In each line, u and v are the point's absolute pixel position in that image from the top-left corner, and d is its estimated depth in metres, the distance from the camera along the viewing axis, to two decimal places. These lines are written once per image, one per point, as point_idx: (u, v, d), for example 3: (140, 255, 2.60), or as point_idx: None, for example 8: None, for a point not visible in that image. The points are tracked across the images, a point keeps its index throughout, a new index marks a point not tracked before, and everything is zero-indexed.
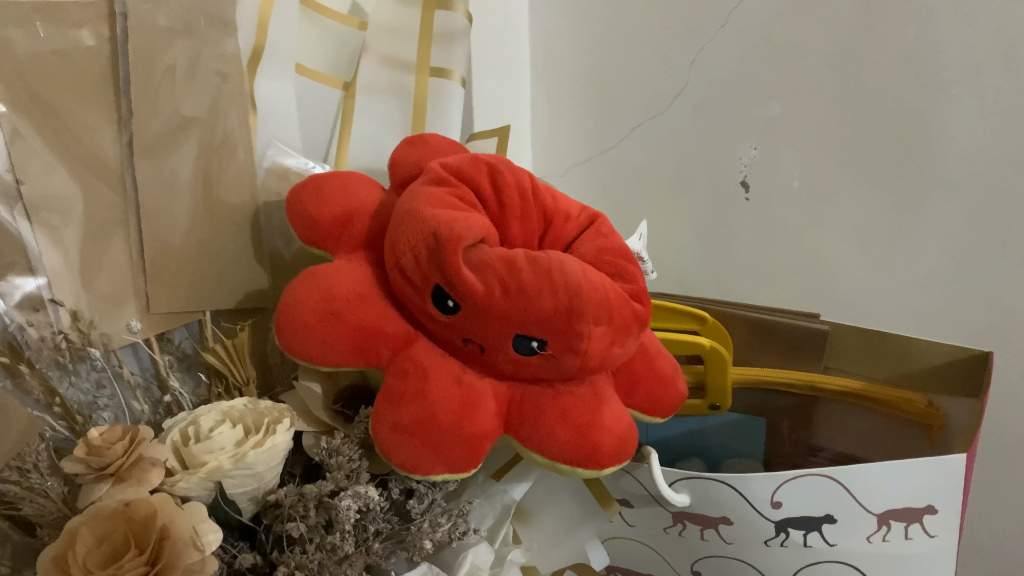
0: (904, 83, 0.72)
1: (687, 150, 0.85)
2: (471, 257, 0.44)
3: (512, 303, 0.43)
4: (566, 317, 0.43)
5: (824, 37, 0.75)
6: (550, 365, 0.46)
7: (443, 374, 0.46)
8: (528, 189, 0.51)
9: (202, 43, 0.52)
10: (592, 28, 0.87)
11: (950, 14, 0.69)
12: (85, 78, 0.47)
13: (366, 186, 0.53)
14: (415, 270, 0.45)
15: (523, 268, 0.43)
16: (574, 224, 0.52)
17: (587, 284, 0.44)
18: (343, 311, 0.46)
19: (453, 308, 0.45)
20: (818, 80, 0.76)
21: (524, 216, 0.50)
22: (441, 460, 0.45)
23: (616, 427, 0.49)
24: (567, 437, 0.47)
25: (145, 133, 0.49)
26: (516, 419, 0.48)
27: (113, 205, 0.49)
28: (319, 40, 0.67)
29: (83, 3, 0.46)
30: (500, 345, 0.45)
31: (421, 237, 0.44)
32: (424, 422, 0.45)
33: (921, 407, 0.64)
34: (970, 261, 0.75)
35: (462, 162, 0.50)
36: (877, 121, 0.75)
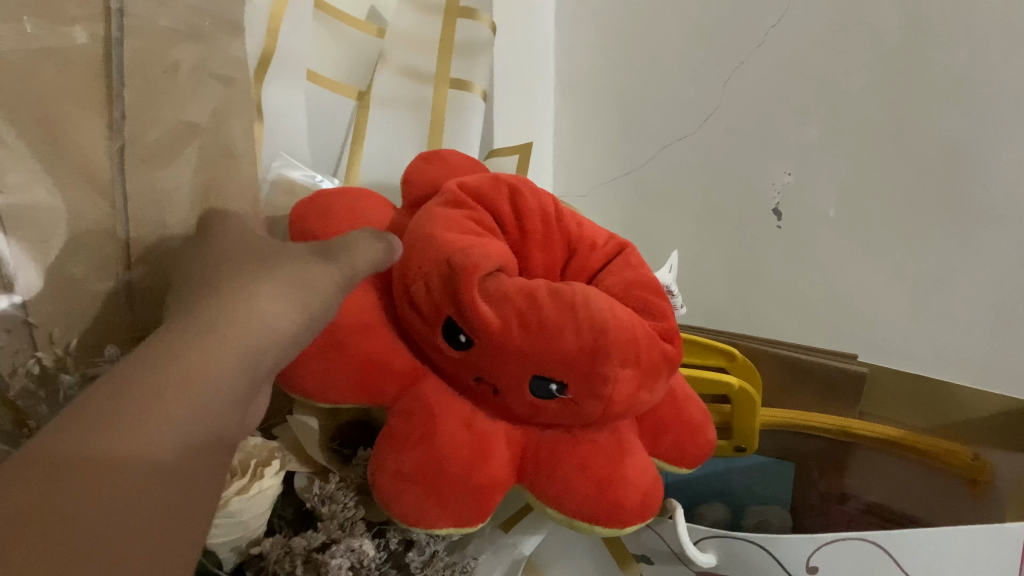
0: (954, 112, 0.68)
1: (718, 175, 0.81)
2: (487, 287, 0.40)
3: (529, 341, 0.39)
4: (589, 357, 0.39)
5: (868, 60, 0.71)
6: (570, 411, 0.41)
7: (452, 417, 0.42)
8: (551, 216, 0.47)
9: (208, 47, 0.49)
10: (622, 43, 0.82)
11: (1003, 42, 0.65)
12: (77, 83, 0.43)
13: (377, 206, 0.49)
14: (424, 301, 0.41)
15: (544, 301, 0.39)
16: (600, 254, 0.48)
17: (613, 323, 0.40)
18: (347, 343, 0.42)
19: (465, 344, 0.41)
20: (860, 105, 0.72)
21: (546, 244, 0.46)
22: (447, 511, 0.41)
23: (639, 479, 0.45)
24: (586, 489, 0.43)
25: (143, 144, 0.46)
26: (531, 468, 0.44)
27: (101, 216, 0.45)
28: (331, 51, 0.64)
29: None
30: (516, 386, 0.41)
31: (433, 263, 0.40)
32: (431, 469, 0.41)
33: (967, 460, 0.60)
34: (1017, 308, 0.71)
35: (482, 183, 0.46)
36: (923, 152, 0.70)
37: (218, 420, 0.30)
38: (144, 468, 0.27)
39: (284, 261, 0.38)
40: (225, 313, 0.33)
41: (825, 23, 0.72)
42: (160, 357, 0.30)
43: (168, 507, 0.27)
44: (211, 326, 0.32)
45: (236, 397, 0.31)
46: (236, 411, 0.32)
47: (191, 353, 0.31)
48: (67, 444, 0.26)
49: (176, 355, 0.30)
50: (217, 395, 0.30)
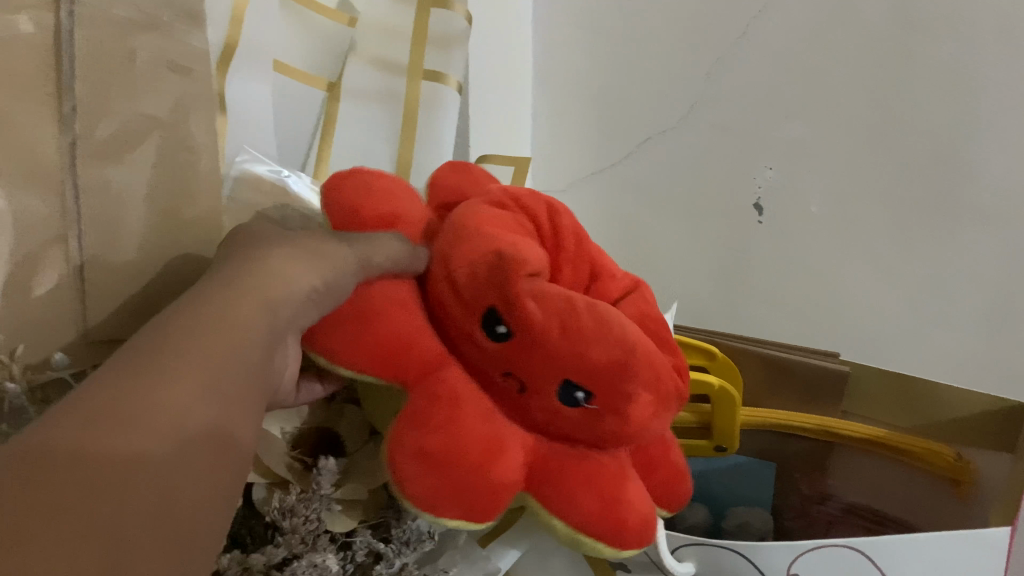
0: (938, 106, 0.67)
1: (700, 170, 0.80)
2: (531, 287, 0.39)
3: (567, 345, 0.38)
4: (619, 373, 0.38)
5: (852, 51, 0.69)
6: (590, 424, 0.40)
7: (475, 410, 0.40)
8: (582, 237, 0.46)
9: (166, 37, 0.47)
10: (602, 34, 0.80)
11: (989, 34, 0.64)
12: (20, 76, 0.41)
13: (412, 198, 0.47)
14: (464, 289, 0.40)
15: (583, 310, 0.39)
16: (625, 282, 0.48)
17: (642, 345, 0.39)
18: (381, 317, 0.41)
19: (501, 338, 0.39)
20: (844, 98, 0.71)
21: (577, 262, 0.45)
22: (456, 501, 0.39)
23: (638, 506, 0.44)
24: (588, 507, 0.42)
25: (92, 139, 0.44)
26: (538, 478, 0.42)
27: (49, 218, 0.43)
28: (300, 42, 0.61)
29: None
30: (543, 389, 0.39)
31: (481, 254, 0.40)
32: (449, 455, 0.39)
33: (949, 460, 0.59)
34: (1001, 303, 0.70)
35: (524, 193, 0.46)
36: (908, 144, 0.69)
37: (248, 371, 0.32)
38: (148, 452, 0.26)
39: (306, 241, 0.40)
40: (242, 279, 0.35)
41: (809, 15, 0.70)
42: (169, 330, 0.31)
43: (177, 487, 0.27)
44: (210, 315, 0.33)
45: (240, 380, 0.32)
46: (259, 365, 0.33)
47: (204, 322, 0.32)
48: (65, 435, 0.26)
49: (185, 326, 0.32)
50: (216, 375, 0.30)
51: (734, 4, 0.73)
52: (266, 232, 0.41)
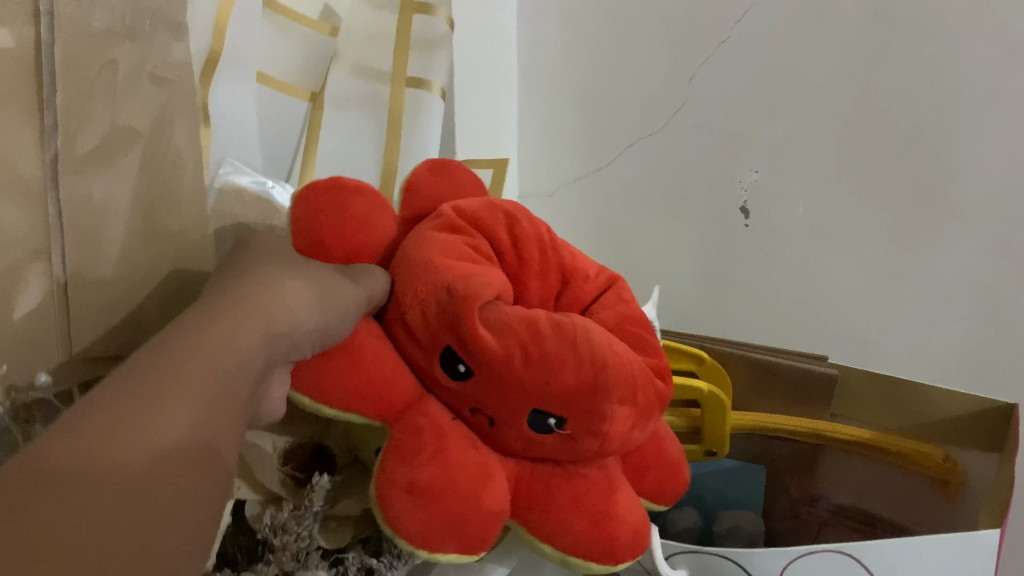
0: (920, 107, 0.68)
1: (685, 174, 0.80)
2: (488, 316, 0.40)
3: (530, 375, 0.39)
4: (585, 394, 0.40)
5: (833, 51, 0.70)
6: (565, 446, 0.42)
7: (458, 441, 0.41)
8: (546, 243, 0.47)
9: (146, 46, 0.46)
10: (585, 38, 0.80)
11: (967, 34, 0.65)
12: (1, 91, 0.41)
13: (383, 213, 0.46)
14: (422, 329, 0.41)
15: (545, 333, 0.40)
16: (592, 286, 0.48)
17: (611, 361, 0.41)
18: (361, 352, 0.41)
19: (464, 374, 0.40)
20: (827, 98, 0.71)
21: (543, 272, 0.46)
22: (455, 534, 0.40)
23: (630, 517, 0.45)
24: (580, 525, 0.43)
25: (74, 153, 0.43)
26: (524, 500, 0.43)
27: (30, 233, 0.43)
28: (284, 47, 0.61)
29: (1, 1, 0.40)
30: (514, 418, 0.40)
31: (431, 290, 0.40)
32: (441, 490, 0.39)
33: (937, 461, 0.59)
34: (985, 302, 0.71)
35: (478, 206, 0.46)
36: (890, 144, 0.70)
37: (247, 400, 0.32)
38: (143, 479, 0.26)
39: (305, 264, 0.40)
40: (251, 300, 0.36)
41: (790, 17, 0.70)
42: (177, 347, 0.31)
43: (177, 515, 0.27)
44: (209, 336, 0.33)
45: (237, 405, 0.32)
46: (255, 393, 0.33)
47: (212, 344, 0.32)
48: (61, 462, 0.25)
49: (194, 345, 0.32)
50: (219, 401, 0.31)
51: (717, 7, 0.73)
52: (264, 249, 0.41)
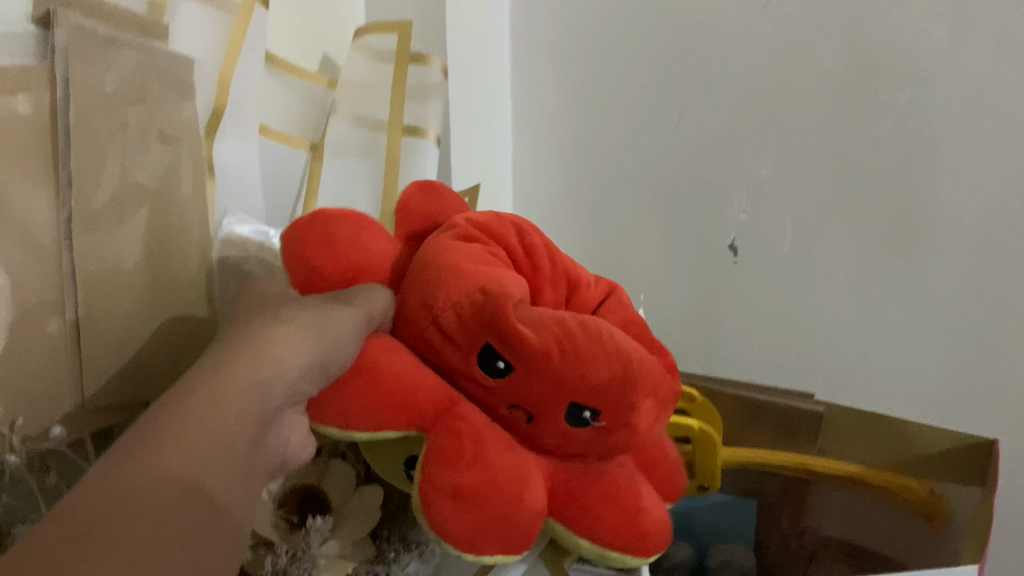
0: (903, 148, 0.70)
1: (675, 210, 0.82)
2: (522, 314, 0.38)
3: (566, 370, 0.37)
4: (620, 387, 0.38)
5: (815, 95, 0.73)
6: (600, 440, 0.40)
7: (496, 441, 0.40)
8: (553, 252, 0.46)
9: (154, 107, 0.49)
10: (579, 81, 0.83)
11: (944, 78, 0.68)
12: (23, 150, 0.42)
13: (375, 237, 0.45)
14: (456, 329, 0.39)
15: (576, 328, 0.38)
16: (594, 292, 0.47)
17: (638, 354, 0.39)
18: (379, 369, 0.39)
19: (502, 372, 0.39)
20: (810, 139, 0.74)
21: (554, 280, 0.45)
22: (500, 536, 0.38)
23: (652, 508, 0.43)
24: (612, 519, 0.41)
25: (88, 209, 0.45)
26: (562, 500, 0.41)
27: (45, 286, 0.44)
28: (279, 101, 0.63)
29: (18, 69, 0.42)
30: (552, 413, 0.39)
31: (465, 291, 0.39)
32: (484, 490, 0.38)
33: (922, 494, 0.60)
34: (967, 338, 0.73)
35: (487, 218, 0.46)
36: (876, 184, 0.72)
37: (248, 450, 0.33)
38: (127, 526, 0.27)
39: (297, 304, 0.39)
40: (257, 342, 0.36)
41: (772, 60, 0.73)
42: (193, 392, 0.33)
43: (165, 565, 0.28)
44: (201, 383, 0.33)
45: (230, 450, 0.32)
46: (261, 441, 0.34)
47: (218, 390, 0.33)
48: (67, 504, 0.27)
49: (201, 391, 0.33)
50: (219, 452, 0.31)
51: (703, 53, 0.76)
52: (260, 301, 0.40)
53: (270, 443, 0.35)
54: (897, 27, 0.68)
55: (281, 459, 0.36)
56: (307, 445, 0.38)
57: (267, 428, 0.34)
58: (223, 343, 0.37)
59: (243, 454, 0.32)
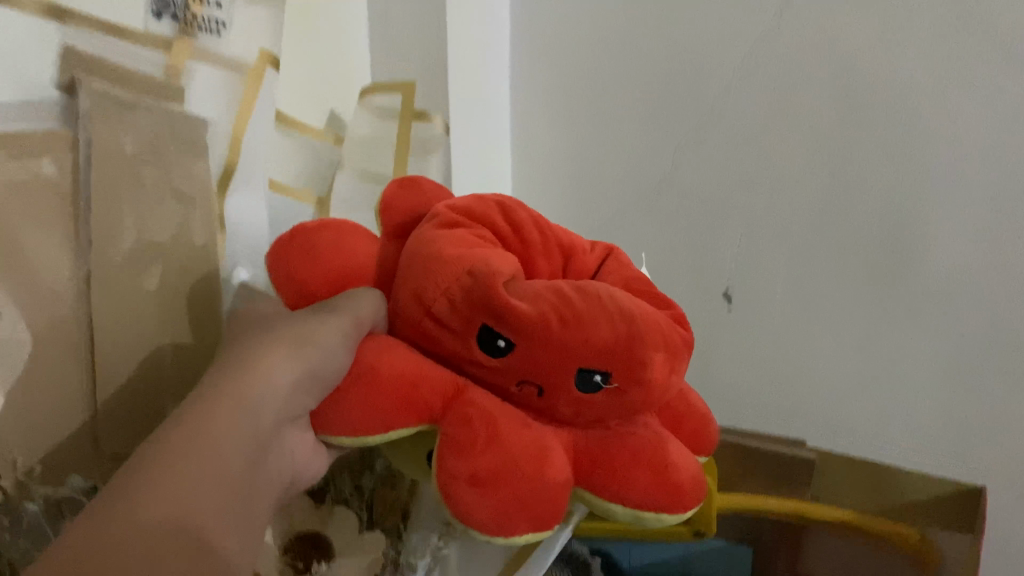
0: (889, 202, 0.75)
1: (672, 255, 0.86)
2: (515, 290, 0.36)
3: (568, 336, 0.35)
4: (627, 346, 0.35)
5: (803, 150, 0.77)
6: (615, 403, 0.37)
7: (509, 421, 0.37)
8: (541, 223, 0.43)
9: (170, 167, 0.51)
10: (580, 130, 0.86)
11: (929, 131, 0.72)
12: (44, 209, 0.45)
13: (360, 236, 0.44)
14: (449, 316, 0.37)
15: (573, 295, 0.36)
16: (592, 257, 0.44)
17: (640, 310, 0.36)
18: (376, 370, 0.37)
19: (503, 350, 0.36)
20: (798, 192, 0.78)
21: (547, 250, 0.42)
22: (528, 515, 0.36)
23: (684, 464, 0.40)
24: (645, 478, 0.38)
25: (105, 267, 0.47)
26: (585, 469, 0.38)
27: (67, 342, 0.46)
28: (293, 158, 0.67)
29: (43, 134, 0.45)
30: (561, 384, 0.36)
31: (452, 275, 0.36)
32: (505, 472, 0.35)
33: (914, 541, 0.62)
34: (957, 378, 0.77)
35: (467, 202, 0.43)
36: (864, 235, 0.76)
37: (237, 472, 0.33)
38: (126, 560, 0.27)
39: (286, 324, 0.39)
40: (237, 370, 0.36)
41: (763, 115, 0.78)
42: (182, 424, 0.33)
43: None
44: (200, 403, 0.34)
45: (235, 466, 0.33)
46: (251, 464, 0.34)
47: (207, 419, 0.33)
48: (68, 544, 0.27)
49: (190, 422, 0.33)
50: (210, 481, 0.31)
51: (697, 109, 0.80)
52: (248, 322, 0.41)
53: (273, 459, 0.36)
54: (879, 88, 0.72)
55: (285, 476, 0.37)
56: (310, 458, 0.40)
57: (269, 443, 0.36)
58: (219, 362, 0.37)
59: (246, 468, 0.34)
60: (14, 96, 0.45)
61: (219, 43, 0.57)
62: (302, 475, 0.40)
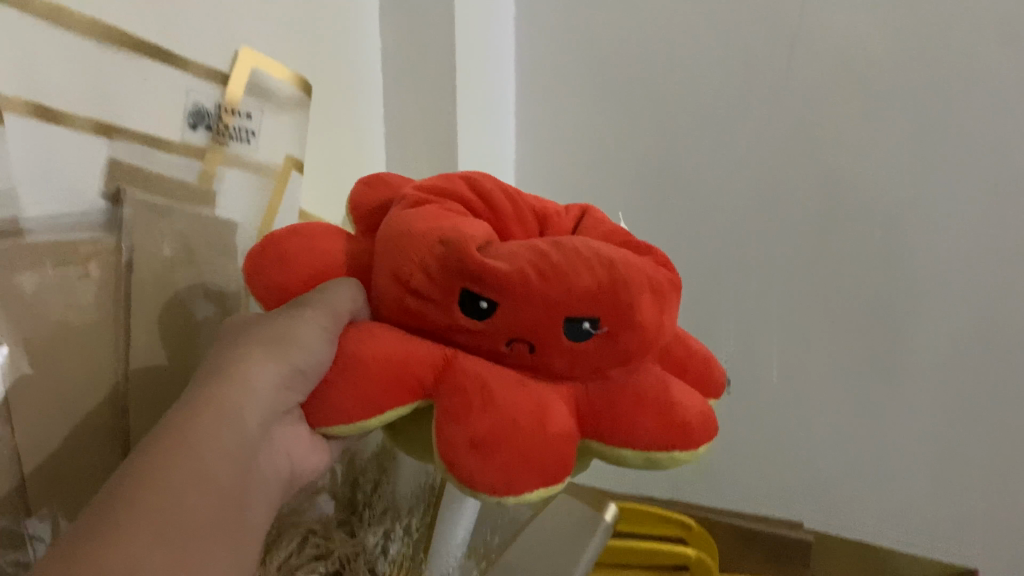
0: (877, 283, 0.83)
1: None
2: (485, 249, 0.29)
3: (547, 288, 0.28)
4: (613, 289, 0.28)
5: (796, 239, 0.86)
6: (610, 353, 0.29)
7: (501, 384, 0.30)
8: (512, 192, 0.35)
9: (200, 266, 0.55)
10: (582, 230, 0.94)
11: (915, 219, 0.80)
12: (87, 306, 0.45)
13: (333, 237, 0.40)
14: (422, 283, 0.30)
15: (545, 245, 0.29)
16: (570, 218, 0.36)
17: (620, 254, 0.29)
18: (358, 356, 0.31)
19: (486, 313, 0.29)
20: (791, 275, 0.87)
21: (521, 213, 0.34)
22: (538, 471, 0.29)
23: (690, 400, 0.32)
24: (655, 417, 0.30)
25: (144, 359, 0.49)
26: (592, 426, 0.31)
27: (108, 436, 0.47)
28: None
29: (91, 242, 0.46)
30: (548, 342, 0.29)
31: (413, 248, 0.30)
32: (508, 433, 0.29)
33: None
34: (927, 447, 0.87)
35: (434, 182, 0.35)
36: (854, 316, 0.85)
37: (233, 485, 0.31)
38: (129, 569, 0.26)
39: (266, 325, 0.36)
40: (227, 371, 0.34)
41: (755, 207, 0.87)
42: (175, 432, 0.31)
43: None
44: (180, 415, 0.32)
45: (221, 476, 0.31)
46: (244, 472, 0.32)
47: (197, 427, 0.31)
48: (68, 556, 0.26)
49: (181, 431, 0.31)
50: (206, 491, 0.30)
51: (697, 205, 0.89)
52: (226, 336, 0.37)
53: (264, 463, 0.34)
54: (861, 178, 0.81)
55: (282, 475, 0.35)
56: (309, 451, 0.37)
57: (258, 449, 0.33)
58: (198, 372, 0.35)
59: (236, 479, 0.32)
60: (74, 218, 0.47)
61: (248, 150, 0.62)
62: (301, 471, 0.37)
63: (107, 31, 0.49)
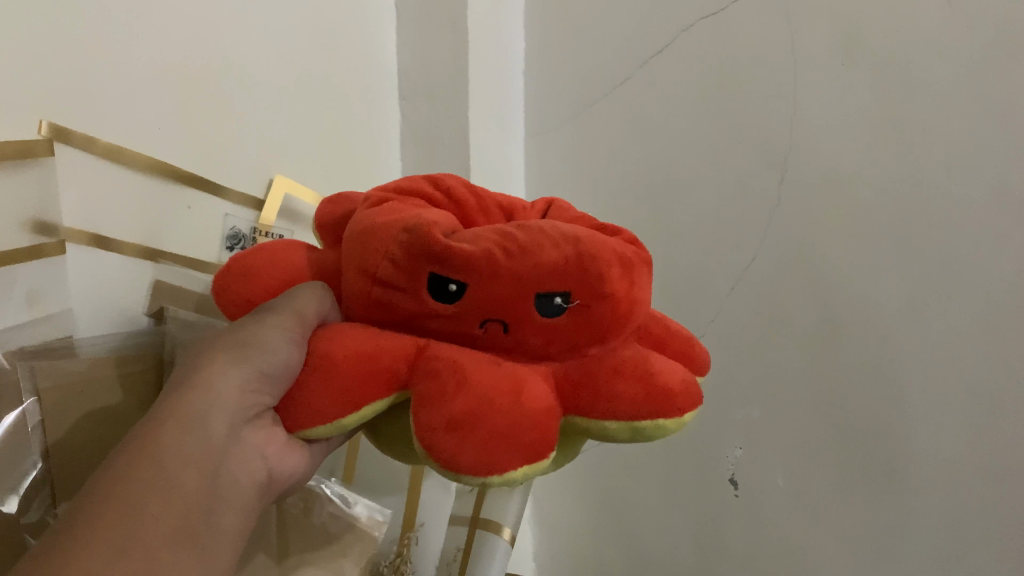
0: (872, 391, 0.77)
1: (677, 456, 0.94)
2: (454, 236, 0.36)
3: (516, 264, 0.35)
4: (579, 263, 0.35)
5: (793, 347, 0.83)
6: (583, 324, 0.37)
7: (478, 363, 0.36)
8: (475, 188, 0.43)
9: None
10: None
11: (907, 325, 0.74)
12: (130, 399, 0.53)
13: (294, 250, 0.47)
14: (394, 274, 0.36)
15: (514, 231, 0.36)
16: (535, 212, 0.44)
17: (585, 234, 0.37)
18: (330, 356, 0.36)
19: (456, 294, 0.35)
20: (791, 382, 0.83)
21: (484, 209, 0.42)
22: (517, 445, 0.34)
23: (672, 372, 0.39)
24: (631, 387, 0.37)
25: None
26: (572, 396, 0.37)
27: None
28: None
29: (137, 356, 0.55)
30: (522, 314, 0.35)
31: (388, 239, 0.36)
32: (480, 410, 0.34)
33: None
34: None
35: (399, 182, 0.43)
36: (854, 443, 0.78)
37: (198, 484, 0.38)
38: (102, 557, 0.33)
39: (235, 333, 0.43)
40: (194, 384, 0.41)
41: (750, 317, 0.86)
42: (146, 442, 0.37)
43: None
44: (152, 425, 0.38)
45: (190, 474, 0.38)
46: (208, 470, 0.39)
47: (163, 436, 0.38)
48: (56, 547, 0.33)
49: (150, 440, 0.38)
50: (171, 489, 0.37)
51: (698, 310, 0.90)
52: (201, 348, 0.43)
53: (233, 465, 0.41)
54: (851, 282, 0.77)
55: (258, 475, 0.42)
56: (284, 454, 0.44)
57: (225, 452, 0.40)
58: (172, 380, 0.42)
59: (201, 477, 0.39)
60: (113, 319, 0.56)
61: None
62: (278, 471, 0.44)
63: (155, 169, 0.59)
